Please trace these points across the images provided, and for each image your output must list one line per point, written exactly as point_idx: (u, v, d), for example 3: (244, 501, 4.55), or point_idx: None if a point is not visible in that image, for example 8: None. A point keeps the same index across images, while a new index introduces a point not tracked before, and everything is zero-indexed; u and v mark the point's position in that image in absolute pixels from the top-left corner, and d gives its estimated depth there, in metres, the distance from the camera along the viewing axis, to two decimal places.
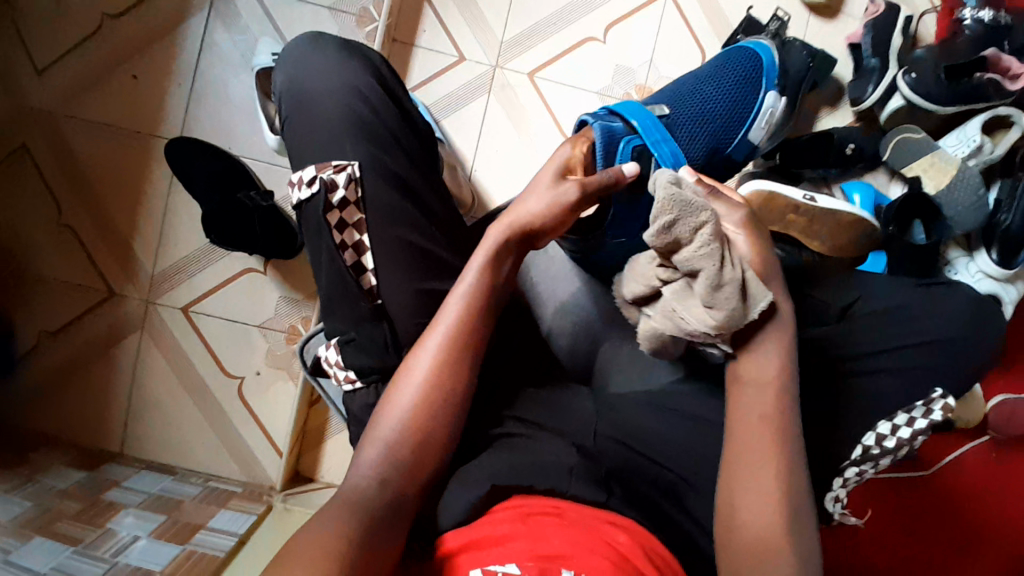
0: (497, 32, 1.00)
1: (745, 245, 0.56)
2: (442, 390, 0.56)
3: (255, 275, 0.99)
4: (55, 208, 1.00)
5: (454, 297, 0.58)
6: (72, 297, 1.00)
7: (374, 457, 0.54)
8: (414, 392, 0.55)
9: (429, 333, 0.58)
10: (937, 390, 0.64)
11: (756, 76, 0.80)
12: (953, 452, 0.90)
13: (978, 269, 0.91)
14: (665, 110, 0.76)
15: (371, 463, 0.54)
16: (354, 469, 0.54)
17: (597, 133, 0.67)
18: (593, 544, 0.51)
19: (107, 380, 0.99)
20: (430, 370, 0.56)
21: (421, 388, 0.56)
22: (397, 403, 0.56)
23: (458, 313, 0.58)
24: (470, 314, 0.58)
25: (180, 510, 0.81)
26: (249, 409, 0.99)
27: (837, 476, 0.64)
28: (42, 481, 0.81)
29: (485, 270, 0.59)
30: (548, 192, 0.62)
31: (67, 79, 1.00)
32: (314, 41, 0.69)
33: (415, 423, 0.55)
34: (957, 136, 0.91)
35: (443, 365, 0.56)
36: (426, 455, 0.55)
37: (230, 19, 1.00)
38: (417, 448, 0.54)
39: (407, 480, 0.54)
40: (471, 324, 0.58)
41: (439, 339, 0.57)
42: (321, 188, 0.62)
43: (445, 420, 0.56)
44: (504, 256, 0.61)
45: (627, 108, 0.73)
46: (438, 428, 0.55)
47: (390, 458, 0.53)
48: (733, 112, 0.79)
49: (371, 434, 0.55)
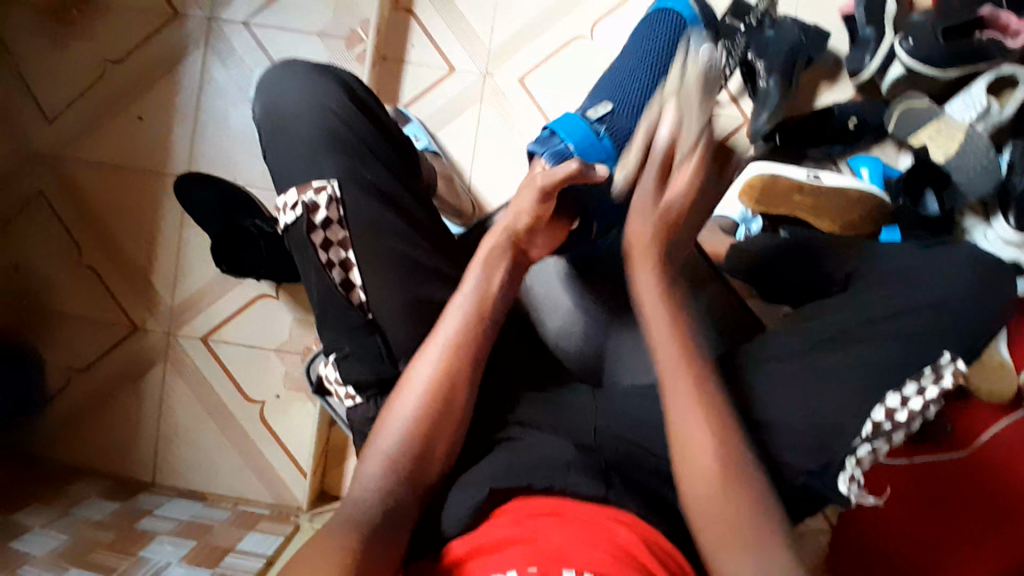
0: (485, 40, 1.00)
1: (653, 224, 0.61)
2: (448, 396, 0.57)
3: (268, 299, 1.01)
4: (75, 251, 1.04)
5: (455, 306, 0.60)
6: (94, 335, 1.04)
7: (378, 471, 0.54)
8: (416, 403, 0.56)
9: (428, 344, 0.59)
10: (945, 355, 0.62)
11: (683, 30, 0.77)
12: (989, 428, 0.87)
13: (997, 236, 0.87)
14: (606, 108, 0.72)
15: (375, 474, 0.54)
16: (357, 484, 0.54)
17: (547, 159, 0.68)
18: (597, 540, 0.49)
19: (131, 414, 1.02)
20: (432, 378, 0.57)
21: (424, 391, 0.56)
22: (403, 406, 0.56)
23: (463, 321, 0.59)
24: (473, 322, 0.60)
25: (210, 533, 0.83)
26: (271, 430, 1.01)
27: (852, 456, 0.62)
28: (75, 513, 0.84)
29: (483, 278, 0.62)
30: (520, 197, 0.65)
31: (76, 123, 1.05)
32: (288, 66, 0.71)
33: (419, 429, 0.55)
34: (963, 100, 0.87)
35: (446, 372, 0.57)
36: (429, 461, 0.55)
37: (225, 54, 1.03)
38: (419, 457, 0.55)
39: (413, 482, 0.54)
40: (475, 332, 0.59)
41: (446, 343, 0.58)
42: (302, 212, 0.63)
43: (447, 426, 0.57)
44: (499, 264, 0.63)
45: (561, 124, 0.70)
46: (443, 431, 0.57)
47: (391, 468, 0.54)
48: None
49: (371, 449, 0.56)
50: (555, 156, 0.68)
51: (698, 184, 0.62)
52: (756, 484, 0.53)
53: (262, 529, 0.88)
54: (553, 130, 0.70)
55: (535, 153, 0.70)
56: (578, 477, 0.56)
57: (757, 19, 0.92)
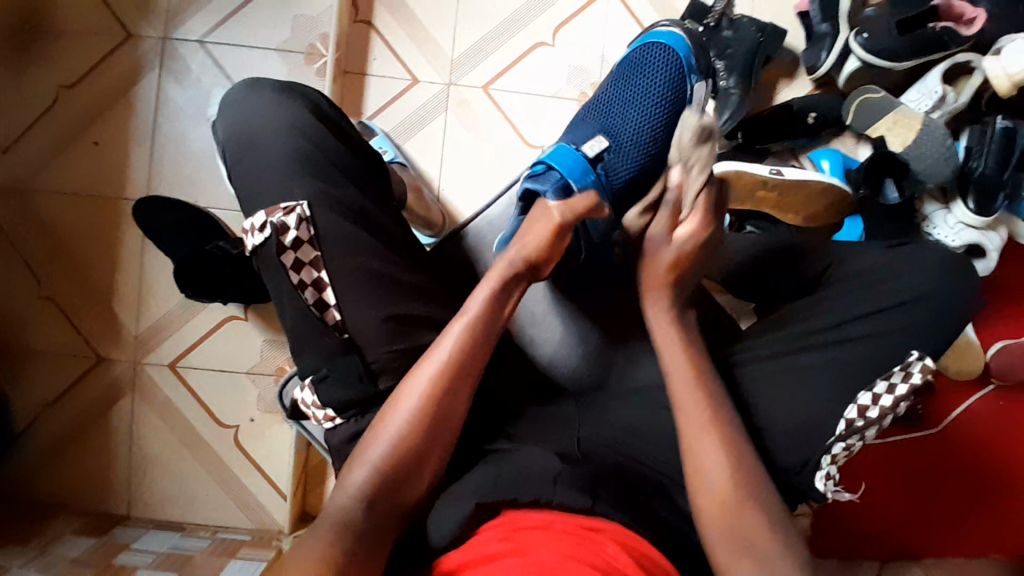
0: (446, 50, 1.00)
1: (686, 232, 0.64)
2: (441, 404, 0.56)
3: (237, 321, 0.99)
4: (35, 283, 1.01)
5: (456, 322, 0.60)
6: (61, 367, 1.01)
7: (363, 477, 0.53)
8: (408, 413, 0.55)
9: (426, 358, 0.58)
10: (914, 353, 0.63)
11: (675, 65, 0.73)
12: (959, 407, 0.90)
13: (957, 220, 0.89)
14: (602, 142, 0.72)
15: (362, 481, 0.53)
16: (342, 489, 0.53)
17: (552, 198, 0.66)
18: (580, 554, 0.48)
19: (104, 448, 1.00)
20: (429, 388, 0.56)
21: (419, 401, 0.56)
22: (397, 415, 0.56)
23: (461, 336, 0.58)
24: (470, 337, 0.59)
25: (191, 564, 0.81)
26: (248, 455, 0.99)
27: (825, 453, 0.61)
28: (51, 553, 0.81)
29: (490, 297, 0.61)
30: (538, 223, 0.65)
31: (32, 152, 1.02)
32: (251, 88, 0.69)
33: (411, 438, 0.54)
34: (918, 89, 0.89)
35: (440, 385, 0.56)
36: (416, 473, 0.55)
37: (181, 74, 1.01)
38: (406, 468, 0.54)
39: (400, 495, 0.53)
40: (475, 347, 0.59)
41: (444, 355, 0.58)
42: (271, 232, 0.62)
43: (438, 439, 0.56)
44: (510, 288, 0.64)
45: (555, 158, 0.70)
46: (434, 445, 0.56)
47: (379, 477, 0.53)
48: (667, 109, 0.73)
49: (362, 456, 0.54)
50: (558, 192, 0.66)
51: (695, 244, 0.65)
52: (743, 481, 0.54)
53: (244, 557, 0.86)
54: (549, 164, 0.69)
55: (532, 190, 0.68)
56: (563, 488, 0.56)
57: (714, 20, 0.95)
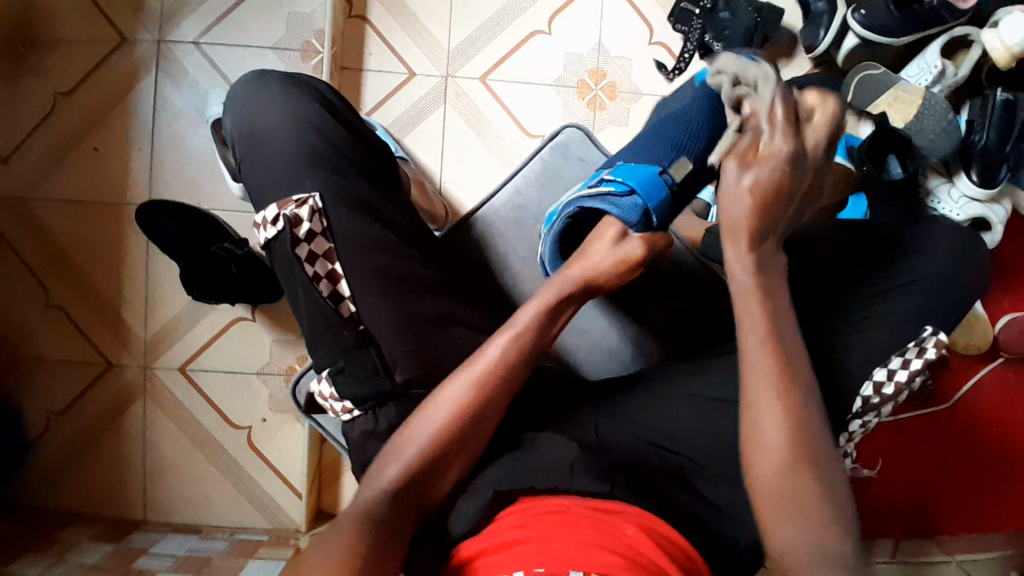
0: (443, 42, 1.00)
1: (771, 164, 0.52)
2: (477, 411, 0.55)
3: (246, 322, 1.00)
4: (41, 291, 1.01)
5: (500, 335, 0.58)
6: (71, 375, 1.01)
7: (394, 473, 0.53)
8: (443, 416, 0.55)
9: (464, 369, 0.57)
10: (927, 329, 0.63)
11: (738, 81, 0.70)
12: (969, 381, 0.90)
13: (961, 194, 0.89)
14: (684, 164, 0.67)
15: (392, 476, 0.52)
16: (371, 481, 0.53)
17: (637, 230, 0.64)
18: (599, 539, 0.49)
19: (118, 453, 1.00)
20: (467, 399, 0.55)
21: (455, 404, 0.55)
22: (431, 415, 0.55)
23: (505, 346, 0.57)
24: (517, 350, 0.57)
25: (210, 566, 0.81)
26: (261, 455, 1.00)
27: (845, 435, 0.65)
28: (70, 558, 0.81)
29: (543, 312, 0.59)
30: (613, 246, 0.63)
31: (32, 161, 1.01)
32: (256, 83, 0.69)
33: (444, 438, 0.54)
34: (918, 64, 0.89)
35: (478, 394, 0.55)
36: (446, 472, 0.54)
37: (178, 76, 1.00)
38: (434, 469, 0.54)
39: (423, 490, 0.53)
40: (516, 360, 0.57)
41: (487, 362, 0.56)
42: (285, 224, 0.61)
43: (470, 443, 0.55)
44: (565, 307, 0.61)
45: (638, 181, 0.65)
46: (464, 448, 0.55)
47: (408, 473, 0.53)
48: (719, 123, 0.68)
49: (392, 454, 0.54)
50: (641, 225, 0.64)
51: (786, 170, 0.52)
52: None
53: (262, 557, 0.86)
54: (631, 188, 0.64)
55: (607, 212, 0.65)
56: (580, 476, 0.56)
57: (711, 2, 0.92)
